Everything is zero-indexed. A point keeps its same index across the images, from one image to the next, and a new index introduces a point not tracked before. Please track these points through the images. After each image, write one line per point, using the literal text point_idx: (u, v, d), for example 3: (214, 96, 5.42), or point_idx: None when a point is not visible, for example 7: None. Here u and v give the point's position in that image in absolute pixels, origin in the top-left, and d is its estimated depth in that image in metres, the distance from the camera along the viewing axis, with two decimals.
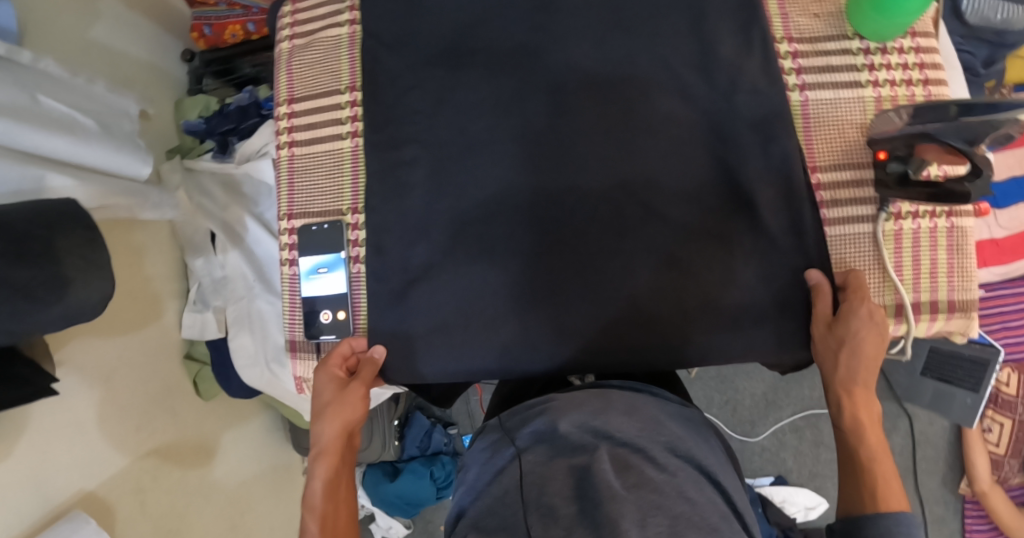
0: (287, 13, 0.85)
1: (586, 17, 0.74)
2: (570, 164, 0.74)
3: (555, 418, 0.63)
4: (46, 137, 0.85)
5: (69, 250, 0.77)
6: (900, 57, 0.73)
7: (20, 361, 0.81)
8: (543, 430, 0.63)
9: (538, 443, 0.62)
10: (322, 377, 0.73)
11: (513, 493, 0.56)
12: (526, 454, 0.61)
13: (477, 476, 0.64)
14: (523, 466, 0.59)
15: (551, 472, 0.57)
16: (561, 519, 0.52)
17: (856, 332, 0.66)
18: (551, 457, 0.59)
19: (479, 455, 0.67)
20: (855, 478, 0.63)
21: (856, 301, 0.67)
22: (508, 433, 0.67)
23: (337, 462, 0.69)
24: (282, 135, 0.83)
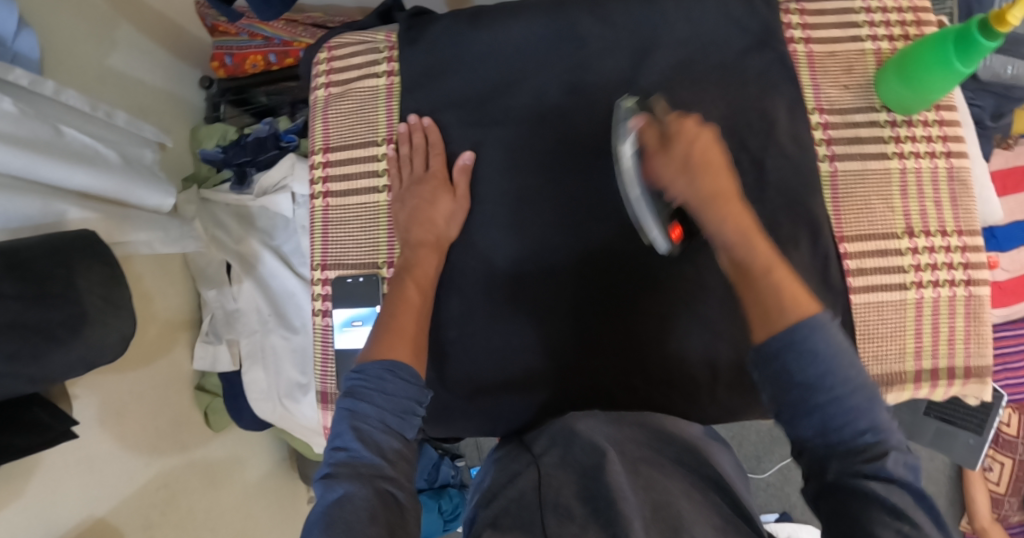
0: (321, 60, 0.85)
1: (618, 82, 0.78)
2: (602, 221, 0.77)
3: (571, 423, 0.66)
4: (72, 168, 0.82)
5: (93, 295, 0.74)
6: (925, 129, 0.76)
7: (36, 404, 0.80)
8: (558, 435, 0.65)
9: (553, 447, 0.64)
10: (427, 183, 0.77)
11: (527, 495, 0.58)
12: (541, 458, 0.63)
13: (489, 482, 0.65)
14: (541, 469, 0.61)
15: (564, 477, 0.58)
16: (577, 517, 0.53)
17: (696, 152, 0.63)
18: (565, 457, 0.61)
19: (494, 463, 0.70)
20: (750, 292, 0.55)
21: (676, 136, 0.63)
22: (523, 445, 0.69)
23: (434, 253, 0.75)
24: (315, 184, 0.83)
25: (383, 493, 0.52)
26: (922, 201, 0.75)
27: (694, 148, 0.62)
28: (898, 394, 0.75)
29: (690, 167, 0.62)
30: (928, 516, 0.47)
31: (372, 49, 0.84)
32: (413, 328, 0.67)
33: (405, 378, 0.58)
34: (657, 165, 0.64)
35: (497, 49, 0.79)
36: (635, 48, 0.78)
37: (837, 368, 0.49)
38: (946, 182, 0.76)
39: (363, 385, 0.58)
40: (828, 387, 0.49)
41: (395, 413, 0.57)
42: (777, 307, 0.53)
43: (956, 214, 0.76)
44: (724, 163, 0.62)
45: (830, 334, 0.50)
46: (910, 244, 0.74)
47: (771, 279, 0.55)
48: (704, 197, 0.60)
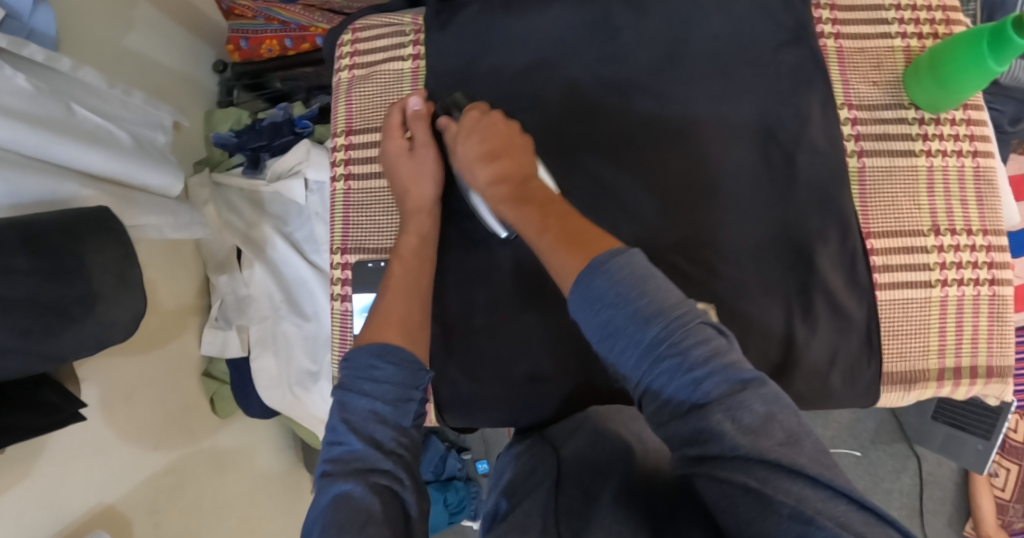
0: (345, 42, 0.84)
1: (645, 70, 0.78)
2: (628, 210, 0.76)
3: (597, 424, 0.64)
4: (82, 149, 0.80)
5: (106, 274, 0.73)
6: (952, 128, 0.76)
7: (47, 385, 0.79)
8: (584, 434, 0.64)
9: (577, 445, 0.63)
10: (392, 148, 0.77)
11: (545, 494, 0.58)
12: (567, 458, 0.62)
13: (509, 477, 0.63)
14: (565, 470, 0.60)
15: (583, 483, 0.58)
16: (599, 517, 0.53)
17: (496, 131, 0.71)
18: (585, 458, 0.60)
19: (512, 456, 0.68)
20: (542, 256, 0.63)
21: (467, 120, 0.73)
22: (545, 441, 0.67)
23: (425, 219, 0.75)
24: (337, 167, 0.82)
25: (378, 490, 0.53)
26: (949, 199, 0.75)
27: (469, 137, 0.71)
28: (920, 392, 0.75)
29: (483, 156, 0.70)
30: (804, 483, 0.42)
31: (398, 32, 0.83)
32: (403, 306, 0.67)
33: (394, 362, 0.59)
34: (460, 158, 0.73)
35: (525, 36, 0.79)
36: (666, 39, 0.77)
37: (621, 327, 0.50)
38: (973, 182, 0.75)
39: (354, 376, 0.59)
40: (614, 341, 0.50)
41: (388, 402, 0.58)
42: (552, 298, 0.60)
43: (982, 213, 0.75)
44: (510, 140, 0.70)
45: (609, 278, 0.50)
46: (937, 243, 0.74)
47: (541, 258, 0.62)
48: (492, 184, 0.68)
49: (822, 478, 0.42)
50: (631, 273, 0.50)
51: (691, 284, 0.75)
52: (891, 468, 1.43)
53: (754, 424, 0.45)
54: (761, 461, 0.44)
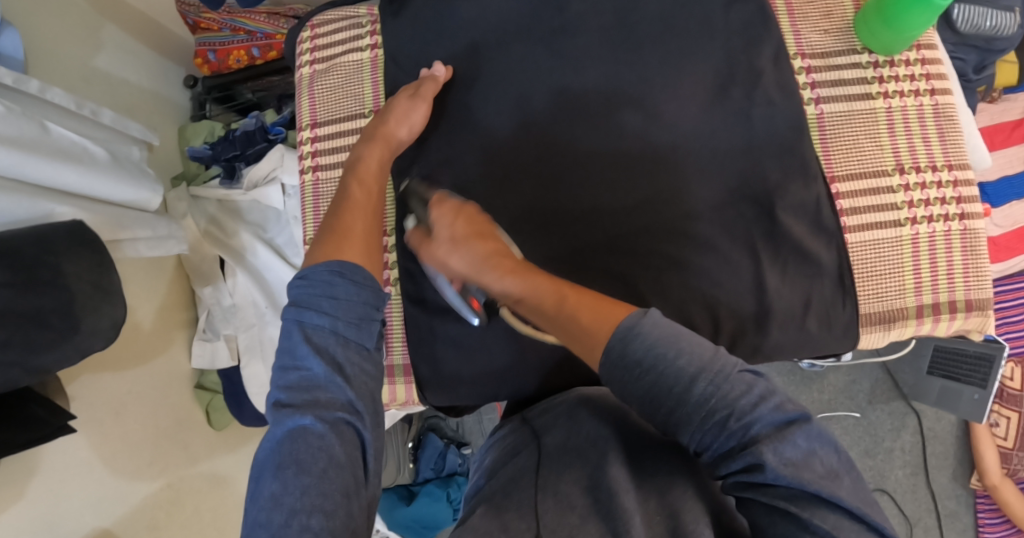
0: (304, 38, 0.86)
1: (601, 38, 0.79)
2: (592, 178, 0.78)
3: (573, 404, 0.65)
4: (56, 169, 0.79)
5: (83, 284, 0.73)
6: (907, 69, 0.78)
7: (34, 400, 0.79)
8: (559, 417, 0.65)
9: (555, 428, 0.63)
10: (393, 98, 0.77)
11: (527, 476, 0.58)
12: (544, 439, 0.62)
13: (491, 460, 0.64)
14: (543, 451, 0.60)
15: (569, 457, 0.58)
16: (577, 507, 0.52)
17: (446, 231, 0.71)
18: (568, 439, 0.60)
19: (494, 441, 0.69)
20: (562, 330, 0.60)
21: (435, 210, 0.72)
22: (526, 422, 0.68)
23: (383, 149, 0.74)
24: (304, 159, 0.84)
25: (337, 424, 0.51)
26: (911, 139, 0.77)
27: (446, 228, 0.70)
28: (901, 331, 0.75)
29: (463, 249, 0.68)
30: (841, 515, 0.43)
31: (355, 24, 0.84)
32: (363, 227, 0.66)
33: (355, 281, 0.57)
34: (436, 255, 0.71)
35: (481, 15, 0.80)
36: (617, 9, 0.79)
37: (666, 365, 0.50)
38: (933, 119, 0.78)
39: (311, 294, 0.56)
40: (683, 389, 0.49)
41: (350, 322, 0.56)
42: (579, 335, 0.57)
43: (945, 149, 0.77)
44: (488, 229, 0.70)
45: (644, 339, 0.52)
46: (902, 182, 0.76)
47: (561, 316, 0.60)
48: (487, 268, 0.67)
49: (858, 513, 0.43)
50: (662, 327, 0.52)
51: (664, 242, 0.77)
52: (891, 427, 1.41)
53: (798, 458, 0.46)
54: (807, 495, 0.44)
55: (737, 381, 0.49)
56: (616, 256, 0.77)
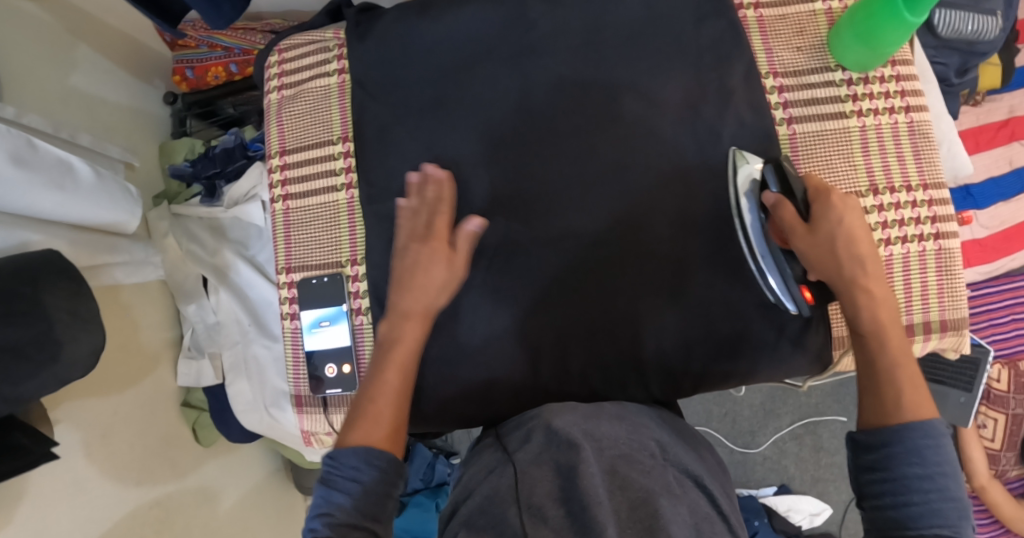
0: (273, 64, 0.86)
1: (571, 57, 0.78)
2: (562, 202, 0.77)
3: (548, 420, 0.63)
4: (33, 194, 0.77)
5: (61, 311, 0.72)
6: (881, 86, 0.77)
7: (18, 427, 0.79)
8: (535, 432, 0.62)
9: (529, 443, 0.61)
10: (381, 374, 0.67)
11: (503, 492, 0.56)
12: (516, 456, 0.60)
13: (466, 479, 0.63)
14: (516, 467, 0.58)
15: (539, 473, 0.56)
16: (551, 520, 0.51)
17: (839, 222, 0.66)
18: (541, 453, 0.59)
19: (471, 457, 0.68)
20: (873, 384, 0.62)
21: (825, 202, 0.66)
22: (500, 439, 0.67)
23: (421, 326, 0.71)
24: (275, 188, 0.84)
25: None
26: (885, 158, 0.76)
27: (845, 221, 0.66)
28: None
29: (849, 253, 0.65)
30: None
31: (323, 49, 0.84)
32: (393, 412, 0.65)
33: (374, 465, 0.59)
34: (803, 250, 0.66)
35: (452, 39, 0.80)
36: (589, 28, 0.78)
37: (933, 481, 0.55)
38: (908, 137, 0.77)
39: (337, 474, 0.59)
40: (922, 472, 0.55)
41: (367, 497, 0.58)
42: (895, 408, 0.59)
43: (920, 167, 0.77)
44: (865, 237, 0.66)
45: (932, 443, 0.56)
46: (875, 202, 0.75)
47: (898, 373, 0.62)
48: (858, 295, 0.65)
49: None
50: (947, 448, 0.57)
51: (640, 265, 0.76)
52: None
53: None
54: None
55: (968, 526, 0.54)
56: (592, 283, 0.77)
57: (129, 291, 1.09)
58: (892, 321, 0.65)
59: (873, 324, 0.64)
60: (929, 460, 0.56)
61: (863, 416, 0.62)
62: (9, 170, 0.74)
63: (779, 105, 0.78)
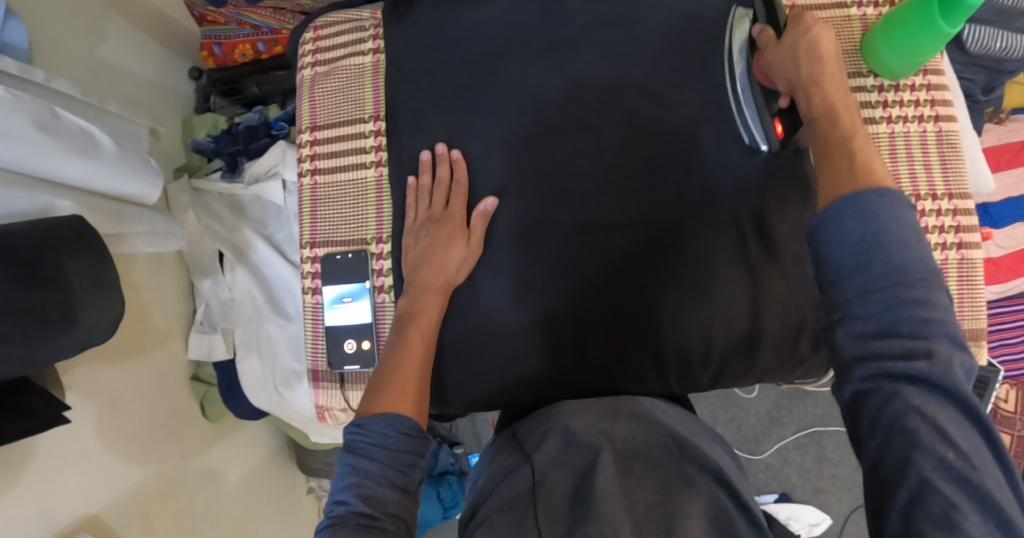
0: (307, 40, 0.86)
1: (604, 49, 0.78)
2: (588, 192, 0.78)
3: (565, 421, 0.64)
4: (60, 160, 0.78)
5: (81, 277, 0.72)
6: (912, 94, 0.78)
7: (31, 390, 0.79)
8: (555, 433, 0.63)
9: (546, 443, 0.62)
10: (404, 337, 0.71)
11: (522, 494, 0.56)
12: (535, 456, 0.61)
13: (484, 479, 0.63)
14: (535, 468, 0.59)
15: (560, 475, 0.57)
16: (566, 517, 0.53)
17: (807, 34, 0.67)
18: (559, 454, 0.59)
19: (486, 458, 0.69)
20: (828, 167, 0.60)
21: (796, 19, 0.69)
22: (516, 439, 0.67)
23: (440, 298, 0.75)
24: (304, 162, 0.85)
25: (395, 517, 0.55)
26: (912, 165, 0.77)
27: (813, 34, 0.67)
28: None
29: (811, 59, 0.66)
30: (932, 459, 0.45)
31: (358, 28, 0.85)
32: (417, 381, 0.67)
33: (403, 432, 0.60)
34: (773, 59, 0.69)
35: (486, 25, 0.80)
36: (624, 21, 0.79)
37: (891, 259, 0.51)
38: (936, 146, 0.77)
39: (365, 442, 0.59)
40: (880, 250, 0.51)
41: (397, 467, 0.58)
42: (853, 173, 0.57)
43: (946, 177, 0.77)
44: (835, 52, 0.67)
45: (870, 217, 0.53)
46: None
47: (856, 148, 0.59)
48: (815, 96, 0.65)
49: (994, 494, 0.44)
50: (899, 217, 0.52)
51: (664, 258, 0.76)
52: None
53: (949, 370, 0.48)
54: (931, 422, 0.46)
55: (938, 287, 0.51)
56: (614, 272, 0.77)
57: (143, 266, 1.10)
58: (855, 121, 0.63)
59: (826, 114, 0.64)
60: (865, 232, 0.52)
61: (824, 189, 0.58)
62: (34, 135, 0.74)
63: None
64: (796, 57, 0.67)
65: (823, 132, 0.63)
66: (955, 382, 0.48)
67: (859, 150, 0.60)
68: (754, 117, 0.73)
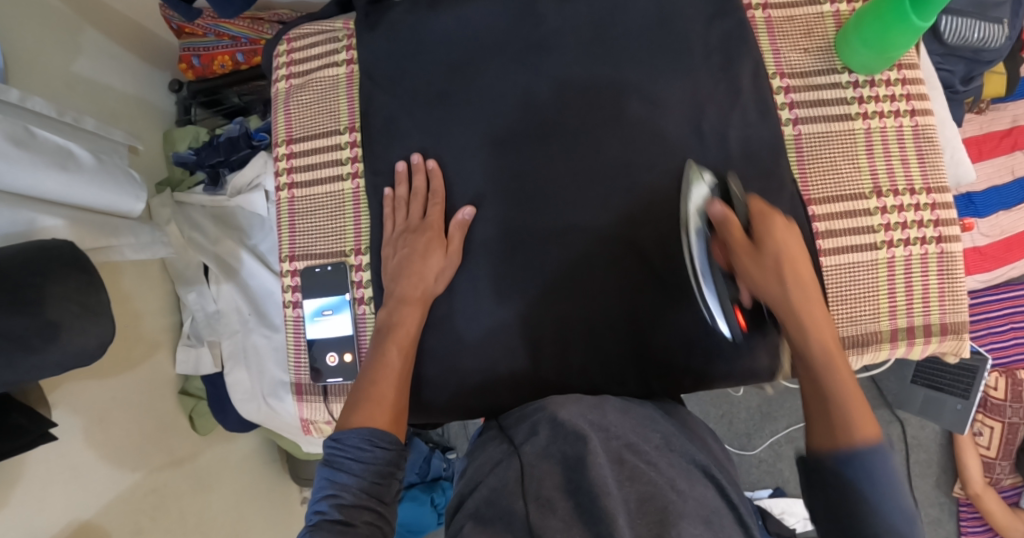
0: (281, 52, 0.86)
1: (579, 52, 0.78)
2: (567, 198, 0.78)
3: (554, 411, 0.62)
4: (37, 175, 0.77)
5: (69, 304, 0.71)
6: (887, 89, 0.78)
7: (14, 408, 0.78)
8: (542, 423, 0.61)
9: (534, 436, 0.61)
10: (385, 348, 0.71)
11: (511, 486, 0.56)
12: (523, 448, 0.60)
13: (471, 471, 0.62)
14: (524, 460, 0.58)
15: (547, 467, 0.56)
16: (559, 510, 0.52)
17: (784, 243, 0.67)
18: (548, 444, 0.58)
19: (473, 448, 0.68)
20: (820, 407, 0.63)
21: (767, 223, 0.68)
22: (504, 431, 0.66)
23: (420, 311, 0.74)
24: (280, 177, 0.84)
25: (370, 525, 0.55)
26: (889, 160, 0.77)
27: (785, 244, 0.68)
28: (875, 354, 0.75)
29: (787, 270, 0.67)
30: None
31: (332, 39, 0.84)
32: (396, 395, 0.66)
33: (381, 445, 0.60)
34: (749, 271, 0.67)
35: (460, 31, 0.80)
36: (598, 24, 0.78)
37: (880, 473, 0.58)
38: (912, 140, 0.77)
39: (343, 455, 0.59)
40: (870, 477, 0.58)
41: (374, 479, 0.58)
42: (845, 427, 0.60)
43: (923, 171, 0.77)
44: (802, 258, 0.69)
45: (866, 456, 0.58)
46: (879, 205, 0.76)
47: (845, 390, 0.63)
48: (799, 318, 0.67)
49: None
50: (884, 455, 0.59)
51: (644, 262, 0.76)
52: None
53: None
54: None
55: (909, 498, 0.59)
56: (594, 278, 0.77)
57: (128, 281, 1.08)
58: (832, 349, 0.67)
59: (818, 353, 0.65)
60: (868, 467, 0.58)
61: (814, 433, 0.63)
62: (10, 151, 0.74)
63: (785, 106, 0.78)
64: (777, 270, 0.67)
65: (806, 352, 0.66)
66: None
67: (846, 386, 0.63)
68: (716, 301, 0.69)
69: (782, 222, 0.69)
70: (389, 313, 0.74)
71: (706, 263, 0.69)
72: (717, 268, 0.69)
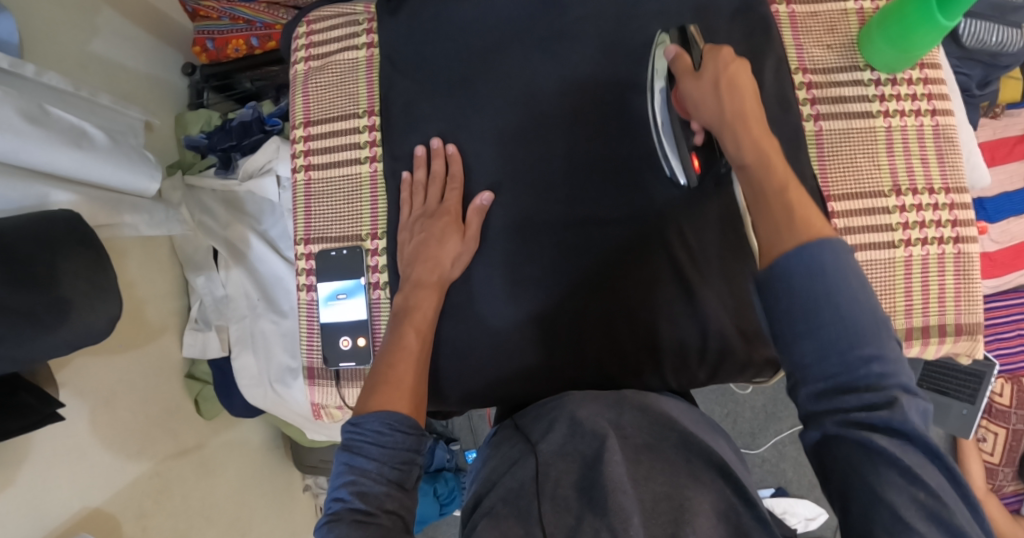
0: (301, 34, 0.86)
1: (600, 43, 0.78)
2: (584, 187, 0.77)
3: (572, 411, 0.62)
4: (50, 152, 0.75)
5: (78, 283, 0.70)
6: (909, 88, 0.77)
7: (22, 388, 0.78)
8: (559, 423, 0.62)
9: (550, 433, 0.61)
10: (400, 333, 0.70)
11: (525, 485, 0.56)
12: (538, 446, 0.60)
13: (486, 471, 0.62)
14: (539, 458, 0.58)
15: (564, 466, 0.56)
16: (574, 510, 0.52)
17: (729, 69, 0.64)
18: (565, 443, 0.59)
19: (486, 450, 0.68)
20: (764, 212, 0.56)
21: (714, 49, 0.66)
22: (519, 430, 0.66)
23: (435, 296, 0.74)
24: (297, 158, 0.84)
25: (391, 512, 0.55)
26: (909, 159, 0.77)
27: (728, 66, 0.64)
28: None
29: (729, 92, 0.63)
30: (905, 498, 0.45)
31: (352, 22, 0.84)
32: (413, 377, 0.66)
33: (400, 429, 0.59)
34: (691, 93, 0.66)
35: (481, 19, 0.79)
36: (620, 15, 0.78)
37: (842, 312, 0.49)
38: (933, 139, 0.77)
39: (361, 440, 0.59)
40: (827, 306, 0.49)
41: (393, 464, 0.58)
42: (787, 226, 0.54)
43: (943, 171, 0.77)
44: (751, 81, 0.64)
45: (811, 266, 0.50)
46: (898, 203, 0.76)
47: (788, 200, 0.56)
48: (741, 142, 0.61)
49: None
50: (844, 262, 0.50)
51: (660, 253, 0.76)
52: None
53: (908, 417, 0.47)
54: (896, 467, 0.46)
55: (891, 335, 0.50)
56: (610, 267, 0.77)
57: (133, 269, 1.07)
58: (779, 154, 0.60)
59: (756, 153, 0.59)
60: (808, 291, 0.50)
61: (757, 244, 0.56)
62: (25, 128, 0.73)
63: (806, 101, 0.78)
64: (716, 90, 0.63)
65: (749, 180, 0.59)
66: (920, 432, 0.47)
67: (798, 204, 0.55)
68: (675, 148, 0.72)
69: (727, 52, 0.65)
70: (405, 297, 0.74)
71: (665, 120, 0.71)
72: (672, 119, 0.71)
